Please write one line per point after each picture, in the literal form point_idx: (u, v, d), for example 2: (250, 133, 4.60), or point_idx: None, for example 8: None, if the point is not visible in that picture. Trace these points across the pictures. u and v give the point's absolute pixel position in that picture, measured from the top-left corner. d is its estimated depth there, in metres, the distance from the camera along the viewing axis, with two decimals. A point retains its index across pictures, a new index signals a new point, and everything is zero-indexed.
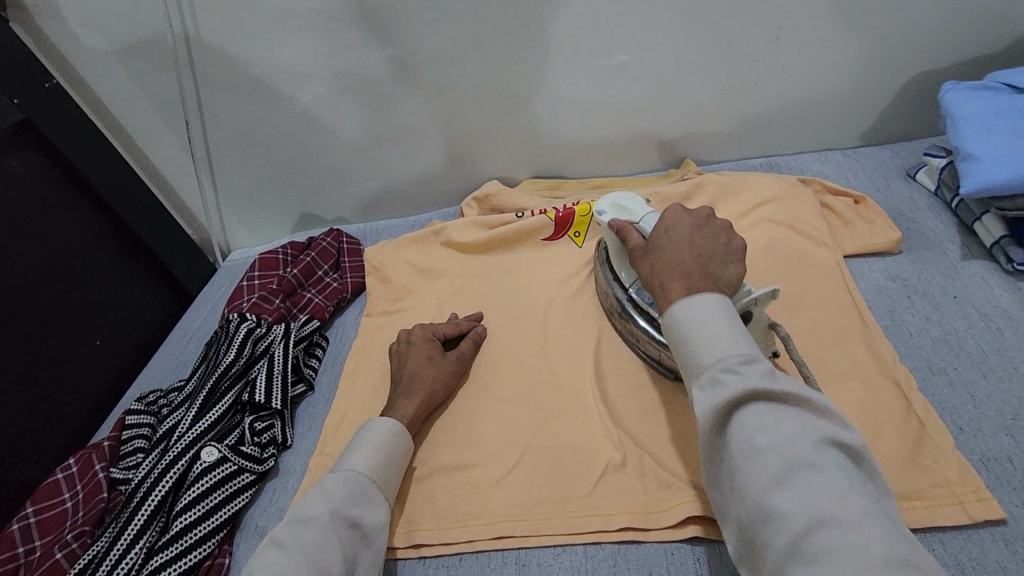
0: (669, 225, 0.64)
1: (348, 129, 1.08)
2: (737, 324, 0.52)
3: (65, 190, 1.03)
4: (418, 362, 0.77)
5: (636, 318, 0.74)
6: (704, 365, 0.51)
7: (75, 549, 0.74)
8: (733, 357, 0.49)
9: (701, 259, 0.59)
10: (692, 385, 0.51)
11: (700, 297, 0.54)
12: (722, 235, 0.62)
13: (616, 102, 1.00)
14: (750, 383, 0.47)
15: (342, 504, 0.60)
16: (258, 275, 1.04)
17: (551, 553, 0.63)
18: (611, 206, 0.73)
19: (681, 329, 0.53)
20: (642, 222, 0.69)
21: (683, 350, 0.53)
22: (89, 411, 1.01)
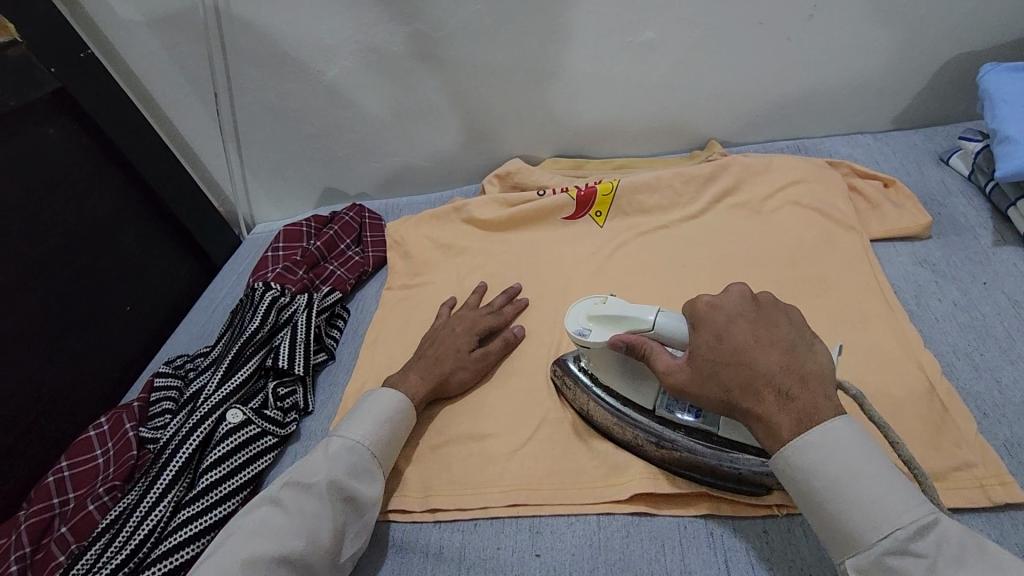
0: (719, 331, 0.53)
1: (371, 105, 1.08)
2: (889, 476, 0.47)
3: (98, 159, 1.06)
4: (447, 350, 0.77)
5: (683, 442, 0.62)
6: (865, 541, 0.46)
7: (106, 502, 0.77)
8: (902, 529, 0.45)
9: (789, 366, 0.50)
10: (851, 563, 0.47)
11: (827, 429, 0.48)
12: (782, 322, 0.54)
13: (641, 81, 0.99)
14: (939, 572, 0.43)
15: (341, 475, 0.62)
16: (282, 246, 1.06)
17: (565, 522, 0.64)
18: (590, 321, 0.63)
19: (818, 491, 0.48)
20: (655, 326, 0.58)
21: (826, 513, 0.48)
22: (120, 373, 1.05)
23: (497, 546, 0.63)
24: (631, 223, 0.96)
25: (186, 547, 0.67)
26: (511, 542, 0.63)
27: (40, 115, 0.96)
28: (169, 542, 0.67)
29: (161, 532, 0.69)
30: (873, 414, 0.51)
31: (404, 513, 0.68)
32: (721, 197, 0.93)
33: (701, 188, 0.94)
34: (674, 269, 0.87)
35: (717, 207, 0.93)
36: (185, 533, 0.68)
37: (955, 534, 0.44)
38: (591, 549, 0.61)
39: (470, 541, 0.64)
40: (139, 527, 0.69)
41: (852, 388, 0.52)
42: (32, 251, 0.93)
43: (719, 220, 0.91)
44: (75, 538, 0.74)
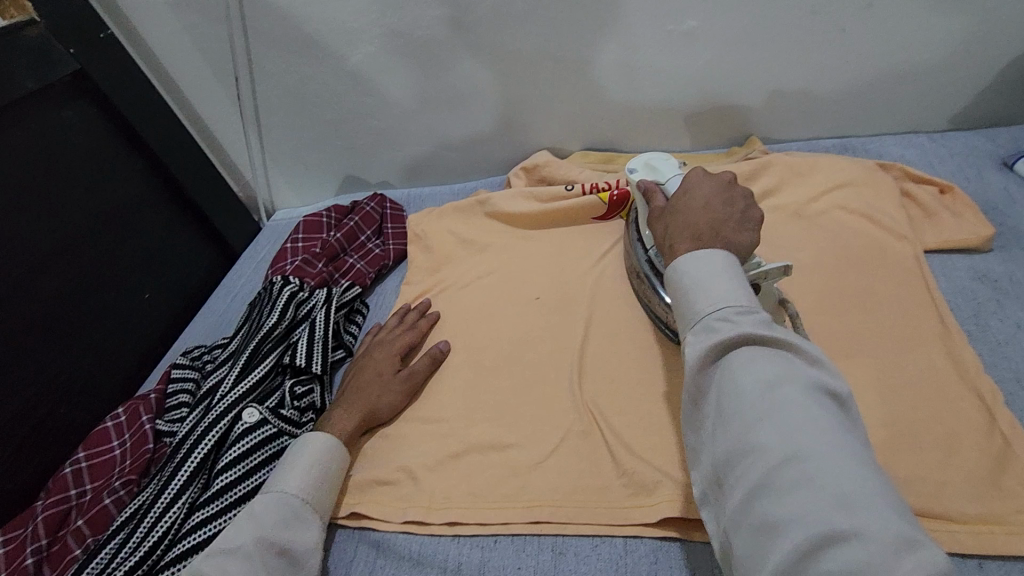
0: (687, 193, 0.61)
1: (396, 92, 1.05)
2: (744, 280, 0.50)
3: (117, 143, 1.04)
4: (367, 377, 0.77)
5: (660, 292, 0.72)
6: (699, 311, 0.49)
7: (123, 496, 0.76)
8: (728, 304, 0.47)
9: (715, 223, 0.56)
10: (686, 332, 0.49)
11: (710, 253, 0.51)
12: (740, 203, 0.59)
13: (680, 73, 0.94)
14: (741, 328, 0.46)
15: (272, 531, 0.59)
16: (301, 238, 1.03)
17: (589, 544, 0.61)
18: (643, 164, 0.74)
19: (681, 280, 0.51)
20: (668, 182, 0.71)
21: (678, 294, 0.51)
22: (138, 361, 1.04)
23: (517, 566, 0.61)
24: None
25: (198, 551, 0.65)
26: (533, 562, 0.61)
27: (58, 98, 0.94)
28: (181, 546, 0.66)
29: (177, 533, 0.68)
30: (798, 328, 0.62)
31: (423, 525, 0.66)
32: (761, 198, 0.88)
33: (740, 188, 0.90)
34: None
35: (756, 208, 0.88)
36: (198, 537, 0.66)
37: (768, 319, 0.47)
38: (616, 574, 0.58)
39: (489, 558, 0.62)
40: (155, 528, 0.68)
41: (790, 304, 0.64)
42: (51, 237, 0.92)
43: None
44: (92, 531, 0.73)
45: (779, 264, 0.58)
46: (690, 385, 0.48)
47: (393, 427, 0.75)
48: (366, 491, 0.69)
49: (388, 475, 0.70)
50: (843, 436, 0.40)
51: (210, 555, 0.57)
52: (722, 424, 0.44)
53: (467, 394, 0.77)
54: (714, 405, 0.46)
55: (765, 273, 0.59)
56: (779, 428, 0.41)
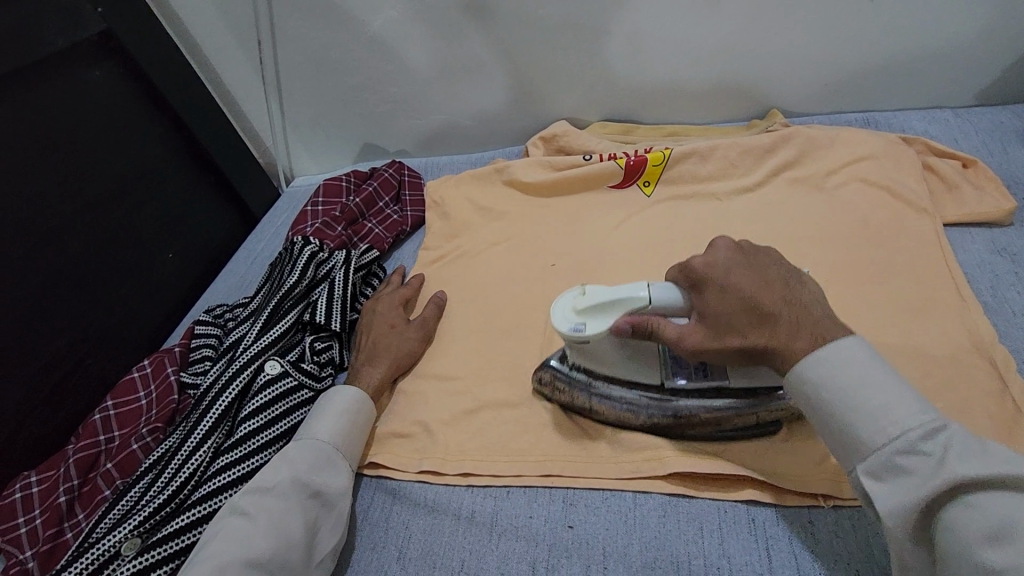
0: (721, 283, 0.55)
1: (416, 58, 1.05)
2: (901, 388, 0.46)
3: (142, 104, 1.05)
4: (381, 330, 0.80)
5: (699, 402, 0.62)
6: (873, 445, 0.45)
7: (149, 442, 0.79)
8: (909, 430, 0.44)
9: (789, 300, 0.53)
10: (860, 470, 0.46)
11: (838, 344, 0.49)
12: (768, 263, 0.56)
13: (701, 42, 0.93)
14: (947, 467, 0.41)
15: (304, 473, 0.62)
16: (321, 201, 1.05)
17: (600, 497, 0.63)
18: (580, 315, 0.60)
19: (826, 402, 0.48)
20: (652, 297, 0.58)
21: (835, 426, 0.48)
22: (162, 319, 1.07)
23: (529, 515, 0.62)
24: (681, 193, 0.92)
25: (224, 492, 0.68)
26: (544, 512, 0.62)
27: (87, 56, 0.96)
28: (207, 487, 0.68)
29: (201, 476, 0.71)
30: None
31: (439, 475, 0.68)
32: (780, 170, 0.88)
33: (759, 160, 0.90)
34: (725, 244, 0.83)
35: (775, 180, 0.88)
36: (222, 479, 0.69)
37: (970, 439, 0.42)
38: (625, 526, 0.60)
39: (502, 508, 0.64)
40: (181, 470, 0.71)
41: None
42: (80, 193, 0.94)
43: (777, 195, 0.86)
44: (120, 474, 0.77)
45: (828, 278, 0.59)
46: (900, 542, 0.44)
47: (409, 383, 0.77)
48: (383, 443, 0.72)
49: (404, 428, 0.72)
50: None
51: (247, 494, 0.60)
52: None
53: (482, 355, 0.78)
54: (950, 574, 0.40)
55: None
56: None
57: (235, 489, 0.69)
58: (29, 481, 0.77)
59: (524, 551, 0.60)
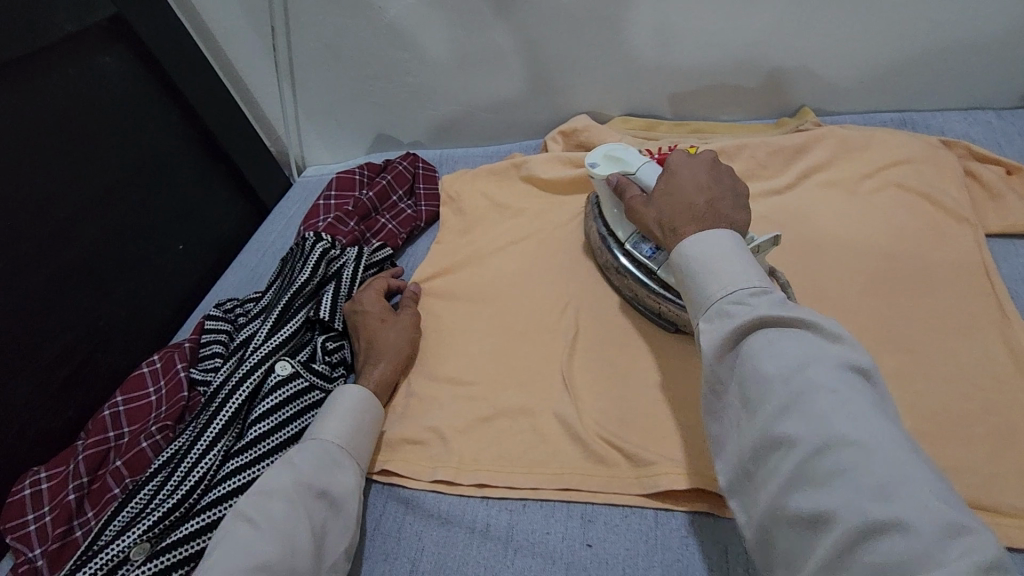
0: (673, 176, 0.61)
1: (432, 47, 1.02)
2: (748, 256, 0.49)
3: (152, 91, 1.03)
4: (373, 326, 0.78)
5: (634, 273, 0.73)
6: (711, 296, 0.48)
7: (158, 441, 0.78)
8: (740, 286, 0.47)
9: (713, 202, 0.57)
10: (700, 319, 0.49)
11: (712, 232, 0.51)
12: (727, 177, 0.61)
13: (730, 36, 0.89)
14: (756, 310, 0.45)
15: (308, 473, 0.60)
16: (333, 195, 1.02)
17: (619, 514, 0.61)
18: (603, 158, 0.74)
19: (687, 262, 0.51)
20: (639, 171, 0.69)
21: (688, 280, 0.51)
22: (173, 311, 1.05)
23: (546, 531, 0.61)
24: None
25: (233, 497, 0.67)
26: (562, 528, 0.61)
27: (97, 42, 0.94)
28: (217, 492, 0.67)
29: (211, 480, 0.69)
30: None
31: (453, 484, 0.66)
32: (810, 173, 0.85)
33: (789, 161, 0.86)
34: None
35: (805, 182, 0.85)
36: (232, 484, 0.67)
37: (783, 297, 0.46)
38: (646, 546, 0.58)
39: (518, 522, 0.62)
40: (190, 474, 0.69)
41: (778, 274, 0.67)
42: (89, 183, 0.92)
43: (807, 198, 0.83)
44: (129, 472, 0.76)
45: (771, 236, 0.61)
46: (710, 373, 0.48)
47: (423, 386, 0.76)
48: (395, 449, 0.70)
49: (417, 434, 0.70)
50: (875, 416, 0.39)
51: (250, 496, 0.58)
52: (750, 413, 0.44)
53: (496, 359, 0.76)
54: (739, 396, 0.45)
55: (760, 246, 0.61)
56: (808, 418, 0.40)
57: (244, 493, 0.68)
58: (38, 478, 0.77)
59: (541, 569, 0.58)
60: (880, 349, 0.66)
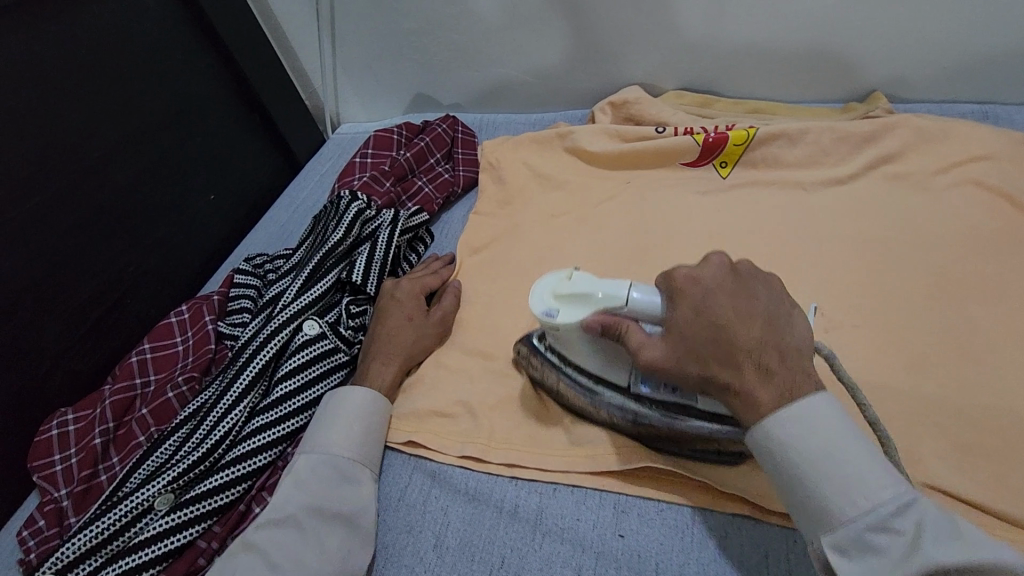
0: (697, 305, 0.50)
1: (482, 5, 0.97)
2: (869, 453, 0.44)
3: (190, 32, 0.99)
4: (397, 323, 0.74)
5: (658, 418, 0.57)
6: (843, 520, 0.43)
7: (184, 392, 0.77)
8: (881, 505, 0.42)
9: (769, 341, 0.48)
10: (824, 540, 0.44)
11: (810, 403, 0.46)
12: (759, 293, 0.50)
13: (805, 9, 0.83)
14: (921, 550, 0.40)
15: (319, 496, 0.60)
16: (371, 153, 0.99)
17: (654, 507, 0.58)
18: (557, 301, 0.57)
19: (794, 467, 0.45)
20: (632, 305, 0.53)
21: (797, 488, 0.45)
22: (203, 262, 1.04)
23: (576, 517, 0.59)
24: (760, 178, 0.84)
25: (257, 455, 0.66)
26: (593, 516, 0.58)
27: None
28: (241, 448, 0.66)
29: (236, 436, 0.68)
30: (843, 376, 0.51)
31: (482, 461, 0.65)
32: (878, 163, 0.79)
33: (856, 148, 0.81)
34: (809, 240, 0.76)
35: (871, 173, 0.79)
36: (256, 441, 0.66)
37: (934, 519, 0.41)
38: (681, 541, 0.55)
39: (549, 506, 0.60)
40: (214, 429, 0.68)
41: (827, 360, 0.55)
42: (123, 125, 0.89)
43: (872, 190, 0.78)
44: (155, 421, 0.75)
45: (820, 347, 0.51)
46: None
47: (454, 358, 0.73)
48: (424, 421, 0.68)
49: (446, 407, 0.69)
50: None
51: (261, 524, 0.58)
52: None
53: None
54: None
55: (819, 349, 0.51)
56: None
57: (269, 452, 0.67)
58: (66, 419, 0.77)
59: (569, 555, 0.56)
60: (944, 357, 0.62)
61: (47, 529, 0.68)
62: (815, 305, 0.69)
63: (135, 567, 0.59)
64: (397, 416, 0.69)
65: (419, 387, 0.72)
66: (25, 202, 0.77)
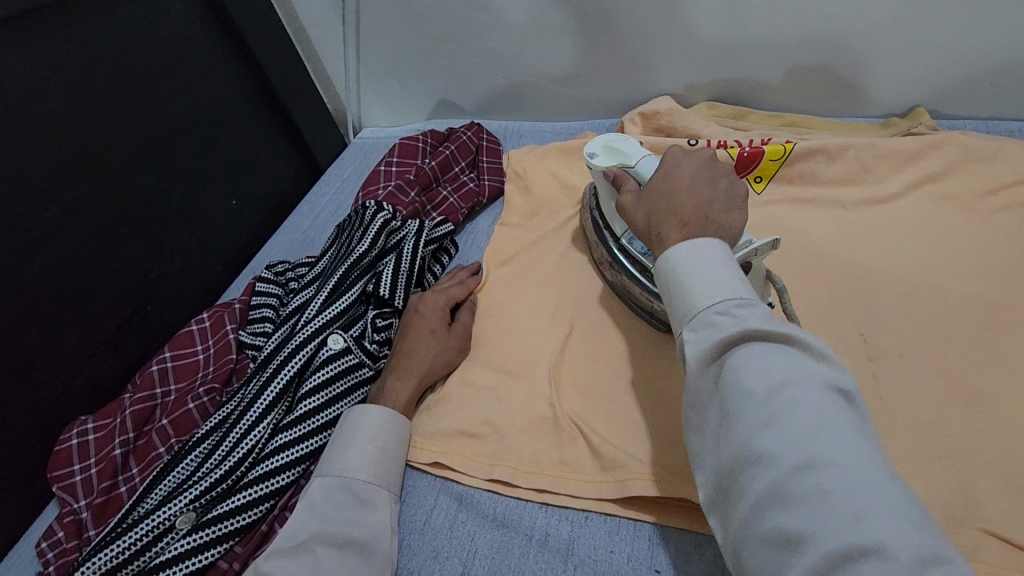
0: (665, 171, 0.58)
1: (511, 11, 0.95)
2: (738, 278, 0.45)
3: (215, 35, 0.98)
4: (420, 335, 0.73)
5: (624, 265, 0.71)
6: (697, 305, 0.45)
7: (205, 404, 0.76)
8: (726, 298, 0.44)
9: (702, 205, 0.53)
10: (683, 328, 0.45)
11: (700, 241, 0.48)
12: (723, 180, 0.55)
13: (849, 22, 0.80)
14: (744, 322, 0.41)
15: (332, 522, 0.58)
16: (396, 161, 0.98)
17: (691, 541, 0.56)
18: (603, 148, 0.71)
19: (675, 277, 0.47)
20: (637, 164, 0.66)
21: (671, 287, 0.48)
22: (223, 267, 1.03)
23: (610, 549, 0.57)
24: (796, 194, 0.82)
25: (281, 473, 0.64)
26: (628, 548, 0.56)
27: None
28: (264, 466, 0.64)
29: (259, 453, 0.67)
30: (787, 305, 0.57)
31: (510, 485, 0.63)
32: (922, 182, 0.77)
33: (898, 166, 0.79)
34: (849, 260, 0.73)
35: (914, 192, 0.77)
36: (280, 459, 0.65)
37: (769, 314, 0.42)
38: None
39: (581, 536, 0.58)
40: (238, 445, 0.67)
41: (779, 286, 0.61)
42: (147, 129, 0.89)
43: (916, 210, 0.75)
44: (175, 433, 0.74)
45: (769, 239, 0.56)
46: (691, 388, 0.44)
47: (480, 375, 0.72)
48: (449, 441, 0.66)
49: (473, 427, 0.67)
50: (853, 435, 0.35)
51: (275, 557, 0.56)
52: (726, 429, 0.39)
53: (559, 355, 0.71)
54: (719, 411, 0.41)
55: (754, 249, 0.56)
56: (787, 436, 0.36)
57: (293, 469, 0.65)
58: (86, 428, 0.76)
59: None
60: (997, 389, 0.59)
61: (66, 542, 0.67)
62: (857, 329, 0.67)
63: None
64: (422, 436, 0.67)
65: (444, 404, 0.70)
66: (49, 208, 0.76)
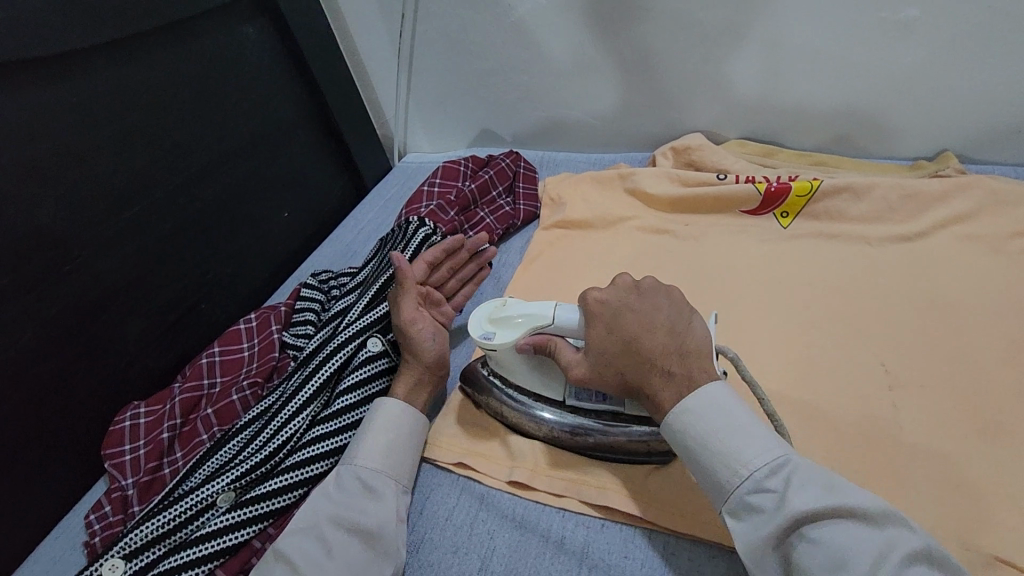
0: (609, 321, 0.60)
1: (555, 51, 1.02)
2: (741, 414, 0.52)
3: (283, 64, 1.08)
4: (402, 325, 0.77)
5: (595, 424, 0.65)
6: (732, 486, 0.50)
7: (248, 397, 0.81)
8: (761, 468, 0.49)
9: (672, 342, 0.57)
10: (725, 510, 0.51)
11: (701, 390, 0.54)
12: (660, 298, 0.61)
13: (877, 70, 0.84)
14: (791, 502, 0.47)
15: (342, 506, 0.61)
16: (438, 182, 1.04)
17: (705, 553, 0.57)
18: (491, 326, 0.66)
19: (694, 446, 0.53)
20: (552, 321, 0.63)
21: (701, 466, 0.53)
22: (271, 274, 1.10)
23: (624, 555, 0.58)
24: (821, 229, 0.84)
25: (315, 462, 0.68)
26: (641, 555, 0.58)
27: (243, 12, 0.99)
28: (299, 454, 0.68)
29: (296, 443, 0.71)
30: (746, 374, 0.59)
31: (530, 487, 0.65)
32: (948, 223, 0.79)
33: (925, 207, 0.81)
34: (872, 294, 0.75)
35: (940, 233, 0.79)
36: (315, 449, 0.69)
37: (803, 471, 0.49)
38: None
39: (595, 541, 0.60)
40: (277, 434, 0.71)
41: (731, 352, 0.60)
42: (218, 144, 0.97)
43: (942, 249, 0.77)
44: (218, 421, 0.79)
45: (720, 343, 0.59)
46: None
47: None
48: (473, 443, 0.70)
49: (497, 432, 0.70)
50: None
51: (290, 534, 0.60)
52: None
53: None
54: None
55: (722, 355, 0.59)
56: None
57: (327, 460, 0.69)
58: (138, 412, 0.82)
59: None
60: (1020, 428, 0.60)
61: (112, 515, 0.72)
62: (878, 361, 0.68)
63: (193, 560, 0.61)
64: (447, 436, 0.71)
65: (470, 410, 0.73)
66: (128, 209, 0.84)
